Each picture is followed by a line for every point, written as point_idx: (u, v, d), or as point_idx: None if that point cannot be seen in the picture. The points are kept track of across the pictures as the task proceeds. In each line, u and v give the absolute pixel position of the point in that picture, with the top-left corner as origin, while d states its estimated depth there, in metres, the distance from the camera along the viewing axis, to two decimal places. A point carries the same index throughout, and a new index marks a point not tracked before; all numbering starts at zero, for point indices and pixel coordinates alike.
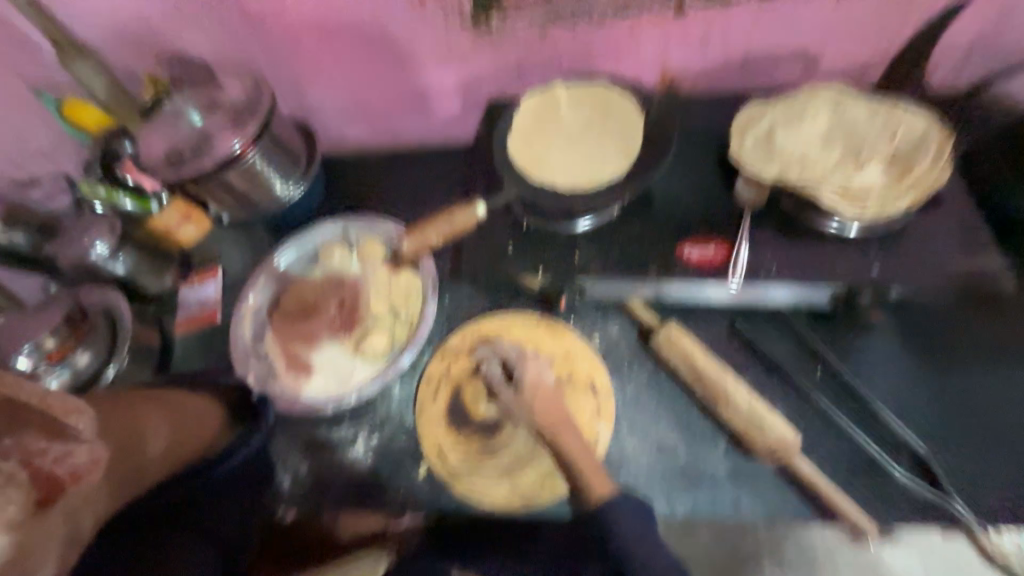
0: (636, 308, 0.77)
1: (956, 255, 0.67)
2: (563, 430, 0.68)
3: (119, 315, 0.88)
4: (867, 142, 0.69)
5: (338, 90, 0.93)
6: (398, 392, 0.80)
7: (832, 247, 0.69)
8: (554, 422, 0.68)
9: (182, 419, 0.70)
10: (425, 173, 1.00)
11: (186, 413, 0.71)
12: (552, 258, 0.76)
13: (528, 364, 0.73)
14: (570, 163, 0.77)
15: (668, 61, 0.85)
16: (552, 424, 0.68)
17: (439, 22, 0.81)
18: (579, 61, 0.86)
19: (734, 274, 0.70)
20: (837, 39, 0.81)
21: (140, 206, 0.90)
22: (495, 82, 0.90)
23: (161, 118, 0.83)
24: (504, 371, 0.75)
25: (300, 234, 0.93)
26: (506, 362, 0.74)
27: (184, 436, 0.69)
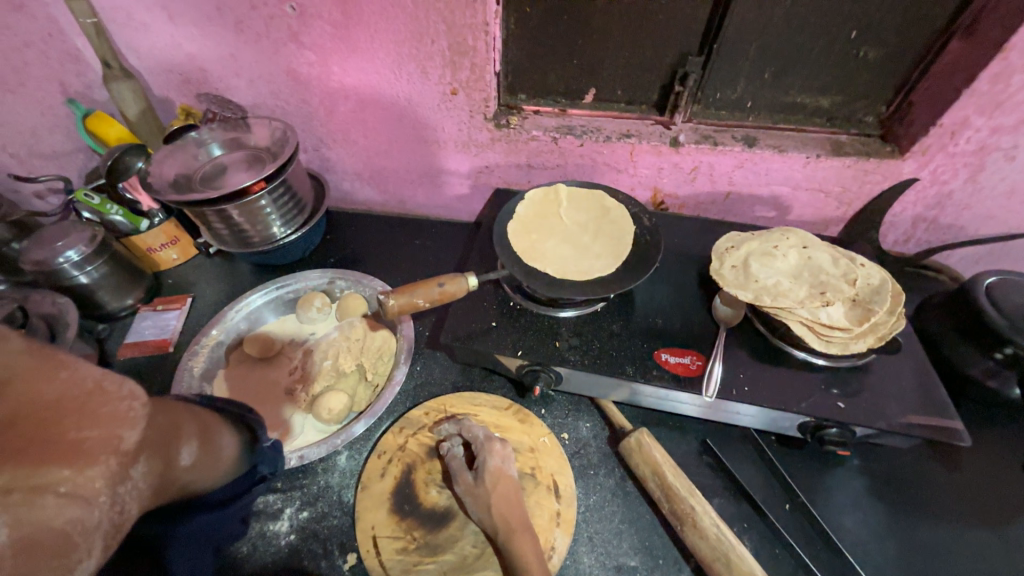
0: (608, 410, 0.76)
1: (919, 403, 0.69)
2: (518, 533, 0.61)
3: (65, 320, 0.78)
4: (831, 283, 0.75)
5: (358, 155, 1.01)
6: (343, 462, 0.72)
7: (803, 376, 0.71)
8: (510, 520, 0.62)
9: (213, 438, 0.53)
10: (425, 244, 1.06)
11: (214, 429, 0.54)
12: (534, 341, 0.75)
13: (492, 449, 0.68)
14: (562, 255, 0.81)
15: (659, 186, 0.97)
16: (507, 523, 0.62)
17: (465, 114, 0.89)
18: (583, 172, 0.96)
19: (708, 391, 0.69)
20: (804, 195, 0.93)
21: (129, 222, 0.89)
22: (505, 174, 0.99)
23: (181, 145, 0.88)
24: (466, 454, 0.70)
25: (284, 277, 0.92)
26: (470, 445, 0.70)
27: (212, 453, 0.52)
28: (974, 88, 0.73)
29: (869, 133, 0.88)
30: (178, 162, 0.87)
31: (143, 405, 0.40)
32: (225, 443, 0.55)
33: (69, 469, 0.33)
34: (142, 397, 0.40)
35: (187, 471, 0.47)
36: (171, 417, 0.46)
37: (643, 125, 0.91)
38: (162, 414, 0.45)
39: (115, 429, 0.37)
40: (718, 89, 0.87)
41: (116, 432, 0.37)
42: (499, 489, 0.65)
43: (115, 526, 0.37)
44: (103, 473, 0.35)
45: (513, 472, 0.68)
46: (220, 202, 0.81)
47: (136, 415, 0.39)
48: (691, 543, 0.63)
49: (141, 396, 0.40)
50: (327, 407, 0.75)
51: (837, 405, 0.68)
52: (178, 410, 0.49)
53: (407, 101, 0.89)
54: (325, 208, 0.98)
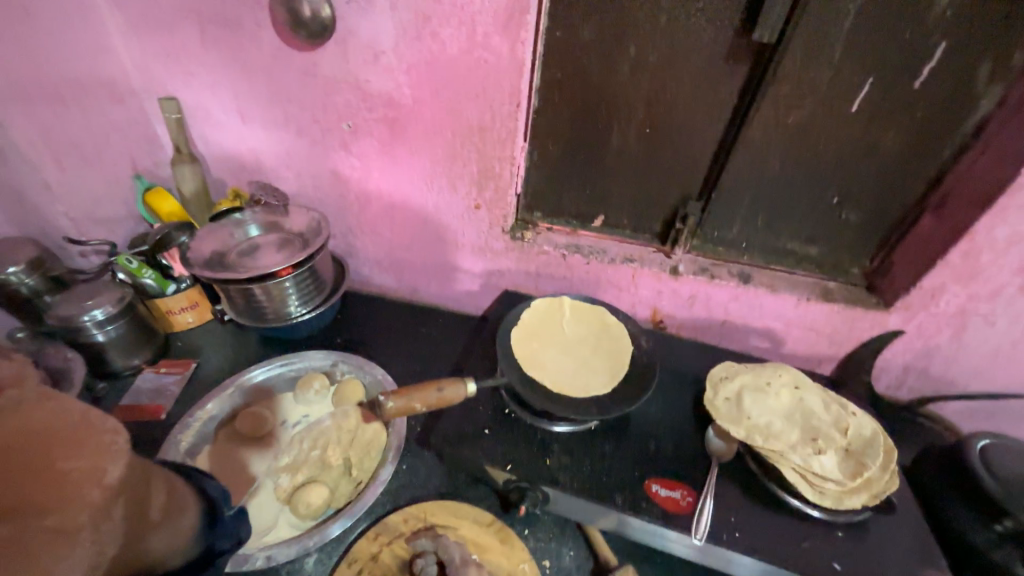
0: (595, 539, 0.73)
1: (914, 567, 0.66)
2: None
3: (70, 377, 0.79)
4: (824, 431, 0.75)
5: (381, 246, 1.09)
6: (309, 567, 0.68)
7: (794, 526, 0.69)
8: None
9: (176, 498, 0.52)
10: (430, 333, 1.10)
11: (178, 493, 0.53)
12: (523, 453, 0.75)
13: None
14: (560, 367, 0.83)
15: (658, 307, 1.03)
16: None
17: (484, 225, 0.99)
18: (588, 285, 1.02)
19: (697, 532, 0.67)
20: (795, 332, 0.98)
21: (158, 285, 0.94)
22: (514, 279, 1.06)
23: (222, 224, 0.97)
24: (438, 574, 0.67)
25: (291, 354, 0.94)
26: (444, 564, 0.68)
27: (175, 516, 0.51)
28: (947, 260, 0.80)
29: (856, 283, 0.95)
30: (217, 240, 0.95)
31: (126, 438, 0.40)
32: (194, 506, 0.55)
33: (55, 508, 0.34)
34: (124, 430, 0.41)
35: (160, 526, 0.48)
36: (145, 471, 0.47)
37: (645, 251, 0.99)
38: (139, 470, 0.45)
39: (101, 462, 0.37)
40: (716, 229, 0.96)
41: (102, 466, 0.37)
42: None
43: (94, 571, 0.36)
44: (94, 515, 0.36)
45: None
46: (246, 281, 0.87)
47: (120, 449, 0.39)
48: None
49: (122, 432, 0.41)
50: (305, 500, 0.73)
51: (832, 565, 0.65)
52: (150, 469, 0.49)
53: (434, 208, 0.99)
54: (342, 290, 1.04)
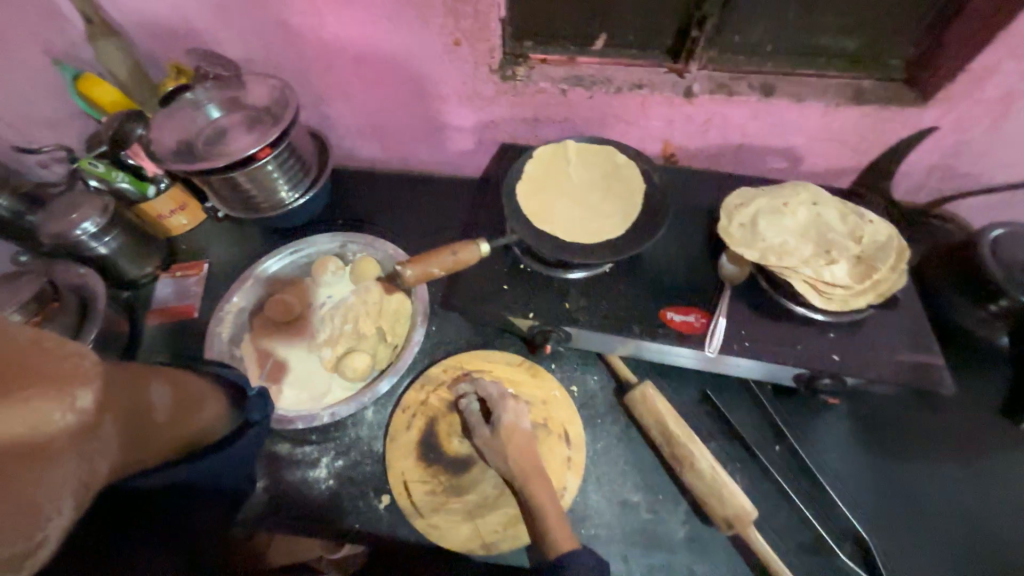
0: (615, 364, 0.80)
1: (907, 350, 0.73)
2: (534, 479, 0.67)
3: (93, 311, 0.78)
4: (837, 242, 0.76)
5: (356, 110, 0.97)
6: (370, 417, 0.77)
7: (799, 329, 0.75)
8: (526, 469, 0.68)
9: (186, 395, 0.63)
10: (431, 201, 1.06)
11: (191, 386, 0.65)
12: (543, 301, 0.78)
13: (506, 406, 0.73)
14: (570, 216, 0.80)
15: (670, 138, 0.94)
16: (523, 469, 0.68)
17: (469, 66, 0.86)
18: (592, 125, 0.93)
19: (711, 345, 0.73)
20: (818, 147, 0.91)
21: (136, 188, 0.88)
22: (511, 128, 0.97)
23: (177, 107, 0.85)
24: (482, 408, 0.75)
25: (296, 242, 0.93)
26: (486, 400, 0.75)
27: (186, 410, 0.62)
28: (1008, 30, 0.69)
29: (893, 78, 0.84)
30: (178, 127, 0.85)
31: (90, 362, 0.47)
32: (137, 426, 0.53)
33: (47, 407, 0.42)
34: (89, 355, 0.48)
35: (154, 416, 0.57)
36: (135, 376, 0.56)
37: (655, 74, 0.87)
38: (123, 374, 0.55)
39: (69, 386, 0.44)
40: (737, 32, 0.83)
41: (71, 392, 0.44)
42: (515, 439, 0.70)
43: (84, 476, 0.46)
44: (64, 431, 0.43)
45: (525, 425, 0.72)
46: (228, 170, 0.81)
47: (87, 371, 0.47)
48: (688, 483, 0.68)
49: (88, 355, 0.48)
50: (351, 366, 0.78)
51: (832, 357, 0.73)
52: (144, 373, 0.58)
53: (407, 52, 0.85)
54: (329, 167, 0.97)
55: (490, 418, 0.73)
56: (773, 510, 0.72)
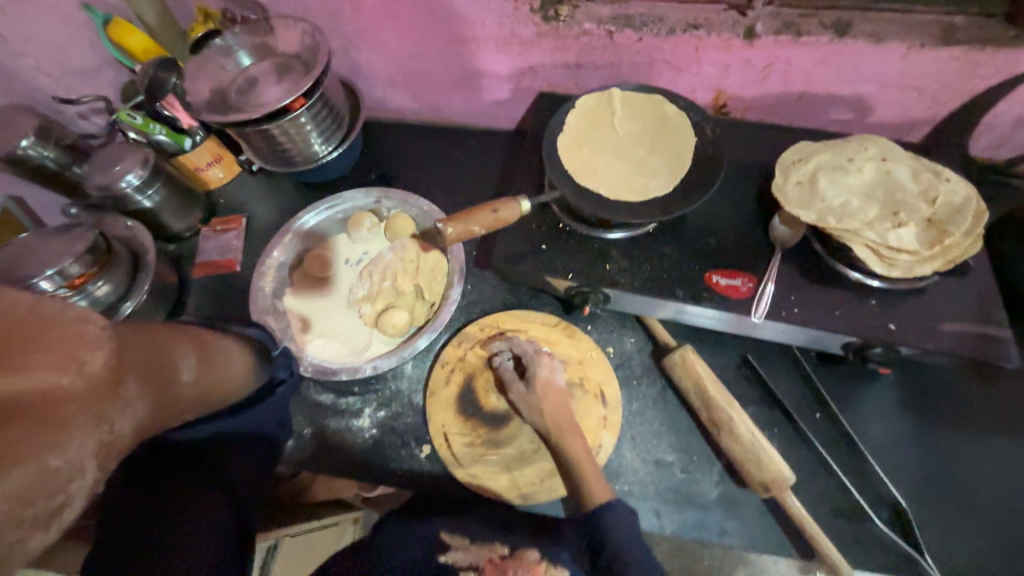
0: (653, 327, 0.79)
1: (971, 320, 0.69)
2: (568, 431, 0.69)
3: (143, 262, 0.81)
4: (907, 203, 0.70)
5: (387, 57, 0.93)
6: (409, 371, 0.80)
7: (854, 296, 0.71)
8: (561, 422, 0.69)
9: (213, 355, 0.61)
10: (464, 155, 1.03)
11: (216, 345, 0.63)
12: (583, 262, 0.76)
13: (542, 363, 0.74)
14: (614, 172, 0.75)
15: (723, 87, 0.87)
16: (558, 424, 0.69)
17: (508, 5, 0.79)
18: (638, 72, 0.86)
19: (757, 311, 0.70)
20: (890, 96, 0.83)
21: (174, 141, 0.89)
22: (550, 75, 0.91)
23: (208, 54, 0.83)
24: (516, 366, 0.76)
25: (331, 196, 0.92)
26: (520, 358, 0.76)
27: (210, 371, 0.59)
28: None
29: (992, 13, 0.74)
30: (209, 75, 0.83)
31: (97, 326, 0.41)
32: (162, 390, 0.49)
33: (50, 366, 0.37)
34: (94, 317, 0.42)
35: (182, 378, 0.53)
36: (162, 337, 0.52)
37: (715, 12, 0.78)
38: (152, 338, 0.50)
39: (76, 350, 0.39)
40: None
41: (79, 356, 0.39)
42: (550, 397, 0.71)
43: (106, 443, 0.41)
44: (76, 395, 0.38)
45: (560, 380, 0.73)
46: (263, 122, 0.79)
47: (97, 336, 0.41)
48: (726, 446, 0.69)
49: (94, 319, 0.41)
50: (390, 322, 0.79)
51: (888, 326, 0.69)
52: (172, 336, 0.54)
53: None
54: (361, 120, 0.94)
55: (524, 375, 0.74)
56: (810, 474, 0.73)
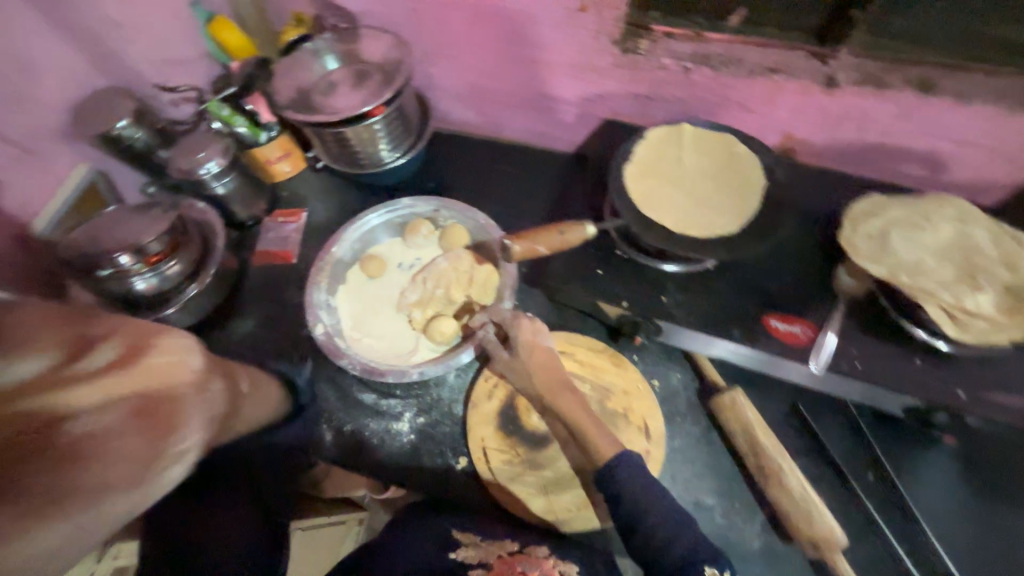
0: (702, 364, 0.77)
1: None
2: (557, 393, 0.66)
3: (212, 245, 0.85)
4: (987, 269, 0.67)
5: (461, 72, 0.96)
6: (451, 380, 0.80)
7: (920, 358, 0.68)
8: (548, 382, 0.67)
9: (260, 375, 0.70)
10: (521, 172, 1.04)
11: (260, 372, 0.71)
12: (639, 291, 0.75)
13: (521, 326, 0.72)
14: (679, 205, 0.75)
15: (792, 131, 0.86)
16: (544, 386, 0.67)
17: (589, 34, 0.82)
18: (708, 108, 0.87)
19: (818, 361, 0.68)
20: (968, 156, 0.81)
21: (251, 133, 0.93)
22: (618, 104, 0.92)
23: (298, 56, 0.87)
24: (499, 334, 0.76)
25: (392, 199, 0.93)
26: (501, 325, 0.75)
27: (264, 390, 0.68)
28: None
29: None
30: (296, 76, 0.87)
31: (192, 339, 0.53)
32: (231, 411, 0.58)
33: (171, 362, 0.49)
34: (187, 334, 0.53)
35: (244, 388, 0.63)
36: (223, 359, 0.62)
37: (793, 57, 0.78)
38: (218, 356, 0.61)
39: (183, 351, 0.51)
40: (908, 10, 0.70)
41: (186, 356, 0.51)
42: (536, 358, 0.69)
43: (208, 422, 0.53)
44: (188, 384, 0.50)
45: (549, 343, 0.72)
46: (341, 124, 0.83)
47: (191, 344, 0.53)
48: (772, 496, 0.66)
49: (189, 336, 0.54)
50: (439, 330, 0.80)
51: (957, 393, 0.66)
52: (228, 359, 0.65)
53: (527, 14, 0.82)
54: (429, 130, 0.97)
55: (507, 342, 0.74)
56: (857, 538, 0.69)
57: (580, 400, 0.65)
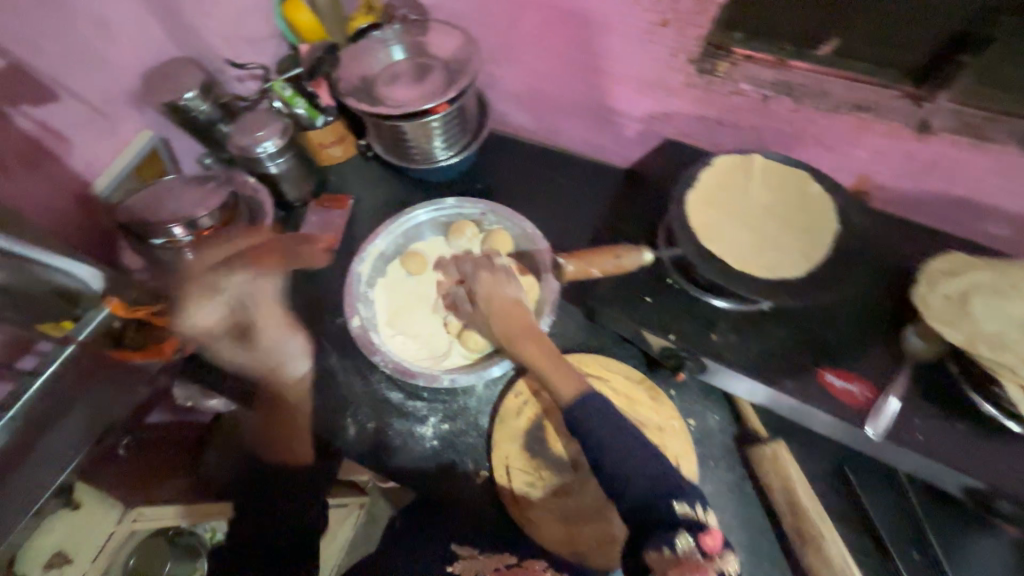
0: (743, 409, 0.74)
1: None
2: (518, 336, 0.66)
3: (259, 223, 0.85)
4: None
5: (525, 75, 0.94)
6: (480, 390, 0.78)
7: (992, 440, 0.63)
8: (511, 326, 0.67)
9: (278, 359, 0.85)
10: (571, 184, 1.01)
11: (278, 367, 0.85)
12: (687, 325, 0.72)
13: (481, 279, 0.72)
14: (741, 240, 0.71)
15: (871, 175, 0.81)
16: (508, 330, 0.67)
17: (665, 50, 0.78)
18: (781, 140, 0.82)
19: (875, 426, 0.64)
20: None
21: (309, 116, 0.93)
22: (683, 125, 0.88)
23: (366, 43, 0.87)
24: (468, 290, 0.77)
25: (441, 198, 0.92)
26: (467, 281, 0.76)
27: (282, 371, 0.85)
28: None
29: None
30: (362, 63, 0.87)
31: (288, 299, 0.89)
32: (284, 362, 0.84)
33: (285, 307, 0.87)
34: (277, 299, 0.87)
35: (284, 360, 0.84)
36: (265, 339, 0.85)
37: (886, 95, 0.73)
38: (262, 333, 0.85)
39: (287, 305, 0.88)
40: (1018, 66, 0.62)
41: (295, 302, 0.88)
42: (495, 306, 0.69)
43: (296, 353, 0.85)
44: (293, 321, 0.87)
45: (515, 290, 0.71)
46: (401, 118, 0.82)
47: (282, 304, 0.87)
48: (807, 563, 0.63)
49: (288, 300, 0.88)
50: (474, 337, 0.78)
51: None
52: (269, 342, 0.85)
53: (604, 23, 0.79)
54: (486, 132, 0.95)
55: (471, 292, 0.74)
56: None
57: (539, 345, 0.65)
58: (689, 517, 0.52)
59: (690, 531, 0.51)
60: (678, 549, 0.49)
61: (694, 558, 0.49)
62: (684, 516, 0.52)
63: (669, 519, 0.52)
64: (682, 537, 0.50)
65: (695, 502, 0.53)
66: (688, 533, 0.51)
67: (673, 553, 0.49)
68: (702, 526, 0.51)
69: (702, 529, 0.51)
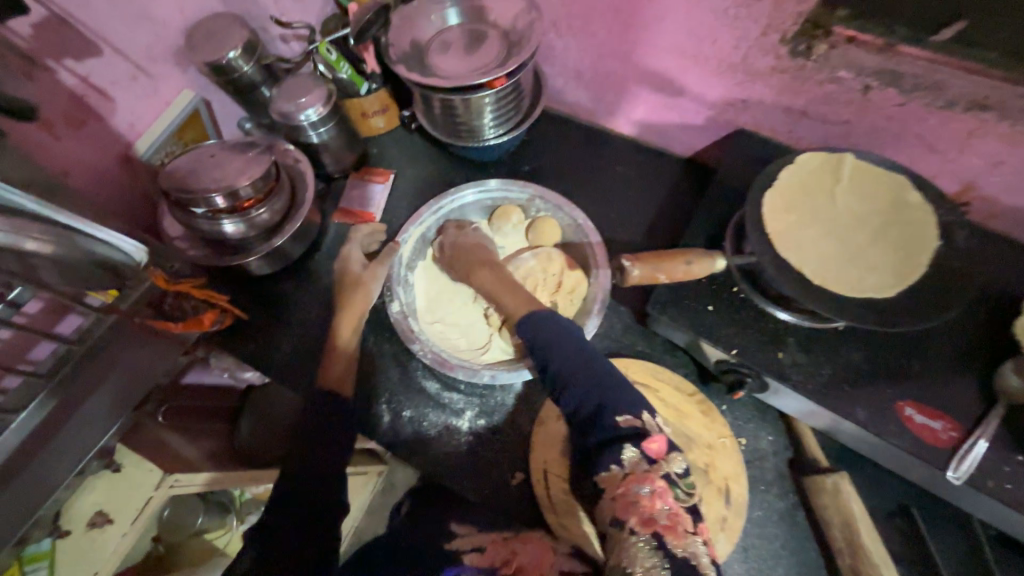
0: (801, 433, 0.69)
1: None
2: (475, 266, 0.71)
3: (301, 195, 0.82)
4: None
5: (587, 49, 0.86)
6: (519, 388, 0.75)
7: None
8: (470, 258, 0.72)
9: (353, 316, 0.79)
10: (626, 172, 0.94)
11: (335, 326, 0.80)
12: (750, 340, 0.66)
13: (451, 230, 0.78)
14: (824, 251, 0.64)
15: (977, 186, 0.71)
16: (467, 260, 0.72)
17: (753, 29, 0.69)
18: (875, 139, 0.73)
19: (956, 470, 0.57)
20: None
21: (353, 82, 0.88)
22: (761, 115, 0.80)
23: (420, 6, 0.80)
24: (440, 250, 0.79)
25: (489, 180, 0.86)
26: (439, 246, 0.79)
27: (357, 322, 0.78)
28: None
29: None
30: (414, 28, 0.80)
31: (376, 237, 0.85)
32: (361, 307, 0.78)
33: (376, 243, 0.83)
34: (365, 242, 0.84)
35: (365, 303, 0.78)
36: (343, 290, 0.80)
37: None
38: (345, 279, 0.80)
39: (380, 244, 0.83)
40: None
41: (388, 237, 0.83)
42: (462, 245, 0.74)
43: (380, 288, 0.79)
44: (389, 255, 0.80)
45: (477, 236, 0.77)
46: (452, 92, 0.76)
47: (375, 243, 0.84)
48: None
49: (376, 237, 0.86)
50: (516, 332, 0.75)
51: None
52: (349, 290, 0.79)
53: None
54: (538, 110, 0.88)
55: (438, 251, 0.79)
56: None
57: (498, 273, 0.69)
58: (631, 426, 0.51)
59: (634, 441, 0.50)
60: (625, 463, 0.49)
61: (640, 466, 0.49)
62: (626, 425, 0.51)
63: (614, 433, 0.51)
64: (626, 450, 0.50)
65: (638, 409, 0.52)
66: (632, 443, 0.50)
67: (621, 467, 0.49)
68: (645, 434, 0.50)
69: (646, 437, 0.50)
